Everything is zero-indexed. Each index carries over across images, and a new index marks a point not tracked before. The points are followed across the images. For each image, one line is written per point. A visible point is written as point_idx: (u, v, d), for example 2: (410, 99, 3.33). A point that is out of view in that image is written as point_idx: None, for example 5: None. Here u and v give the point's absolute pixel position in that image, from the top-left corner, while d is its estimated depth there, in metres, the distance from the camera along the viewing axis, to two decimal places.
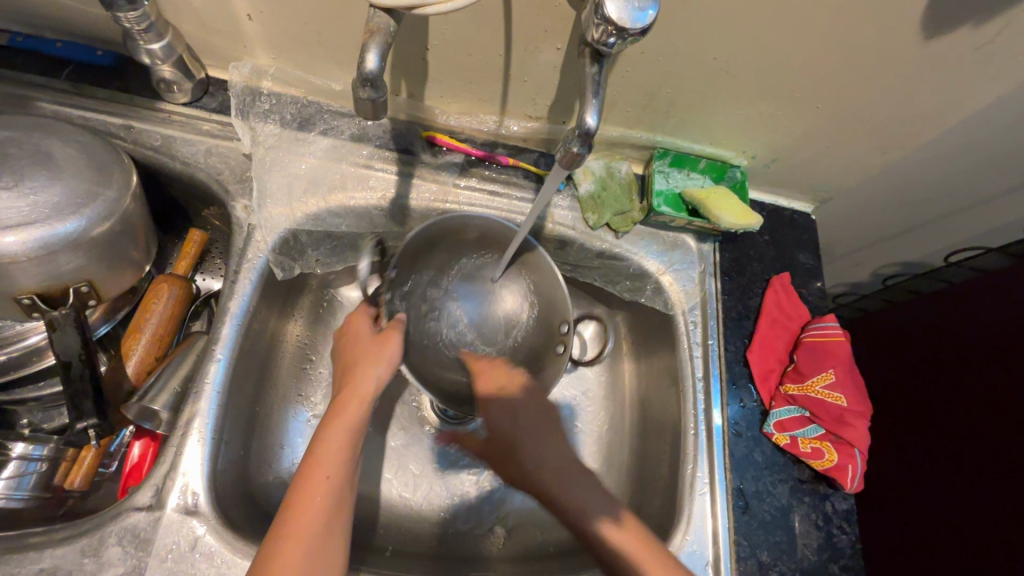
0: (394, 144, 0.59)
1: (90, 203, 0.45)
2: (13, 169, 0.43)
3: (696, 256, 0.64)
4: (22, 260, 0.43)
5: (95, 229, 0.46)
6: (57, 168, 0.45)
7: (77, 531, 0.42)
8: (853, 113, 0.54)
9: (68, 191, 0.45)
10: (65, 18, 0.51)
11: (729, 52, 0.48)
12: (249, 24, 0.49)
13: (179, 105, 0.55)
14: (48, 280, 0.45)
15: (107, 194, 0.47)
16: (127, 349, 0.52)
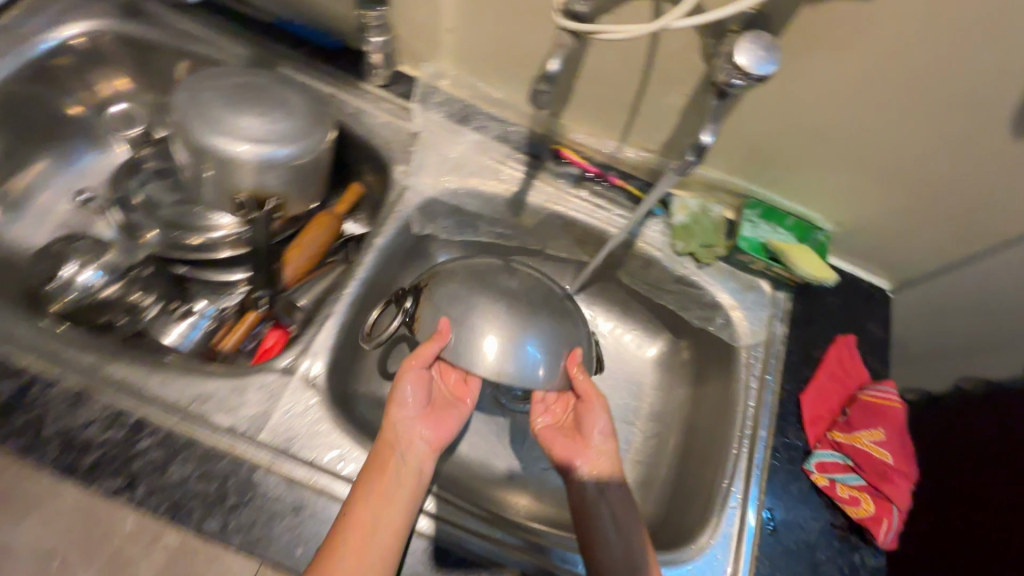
0: (528, 150, 0.71)
1: (304, 137, 0.60)
2: (264, 105, 0.59)
3: (768, 301, 0.70)
4: (253, 166, 0.58)
5: (301, 156, 0.60)
6: (291, 110, 0.60)
7: (232, 372, 0.54)
8: (943, 199, 0.60)
9: (293, 126, 0.60)
10: (319, 10, 0.68)
11: (833, 119, 0.56)
12: (447, 36, 0.64)
13: (375, 87, 0.70)
14: (260, 187, 0.60)
15: (317, 135, 0.61)
16: (288, 257, 0.64)
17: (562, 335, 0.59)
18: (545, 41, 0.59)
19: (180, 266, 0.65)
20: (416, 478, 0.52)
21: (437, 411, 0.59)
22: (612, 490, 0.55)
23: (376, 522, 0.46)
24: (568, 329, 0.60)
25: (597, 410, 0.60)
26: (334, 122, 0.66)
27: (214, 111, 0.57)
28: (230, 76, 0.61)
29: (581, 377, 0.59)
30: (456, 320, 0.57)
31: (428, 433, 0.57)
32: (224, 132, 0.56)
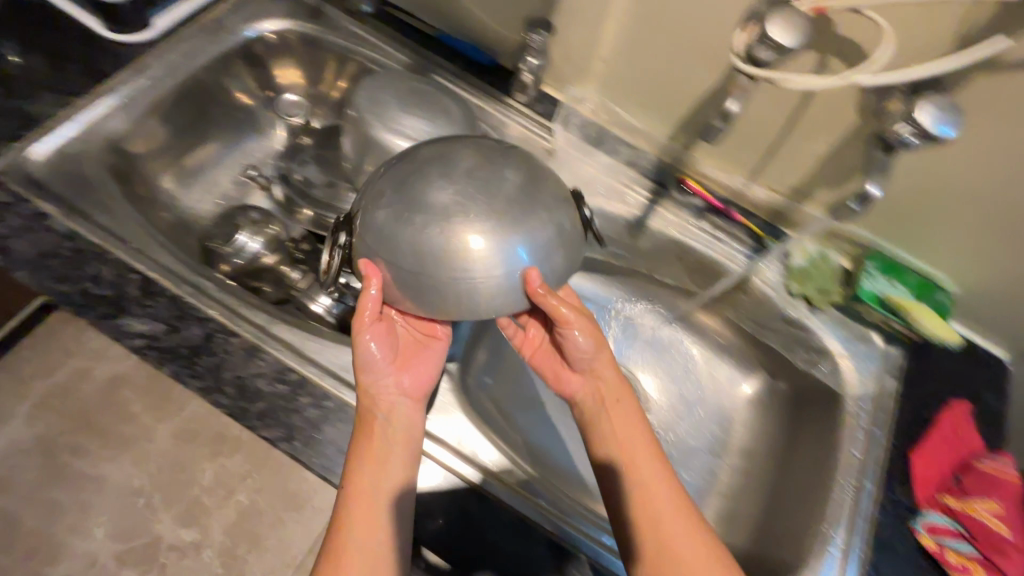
0: (654, 177, 0.73)
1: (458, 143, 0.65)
2: (427, 108, 0.65)
3: (879, 355, 0.69)
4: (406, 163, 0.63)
5: None
6: (450, 117, 0.65)
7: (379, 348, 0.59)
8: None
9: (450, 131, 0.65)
10: (480, 28, 0.74)
11: (984, 182, 0.57)
12: (599, 64, 0.68)
13: (518, 102, 0.75)
14: None
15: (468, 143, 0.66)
16: None
17: (539, 231, 0.45)
18: (698, 79, 0.63)
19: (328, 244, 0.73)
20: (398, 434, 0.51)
21: (404, 361, 0.56)
22: (640, 465, 0.51)
23: (376, 495, 0.48)
24: (546, 208, 0.45)
25: (571, 330, 0.53)
26: (481, 133, 0.72)
27: (385, 109, 0.63)
28: (402, 79, 0.67)
29: (529, 279, 0.45)
30: (395, 244, 0.44)
31: (394, 384, 0.54)
32: (390, 130, 0.62)
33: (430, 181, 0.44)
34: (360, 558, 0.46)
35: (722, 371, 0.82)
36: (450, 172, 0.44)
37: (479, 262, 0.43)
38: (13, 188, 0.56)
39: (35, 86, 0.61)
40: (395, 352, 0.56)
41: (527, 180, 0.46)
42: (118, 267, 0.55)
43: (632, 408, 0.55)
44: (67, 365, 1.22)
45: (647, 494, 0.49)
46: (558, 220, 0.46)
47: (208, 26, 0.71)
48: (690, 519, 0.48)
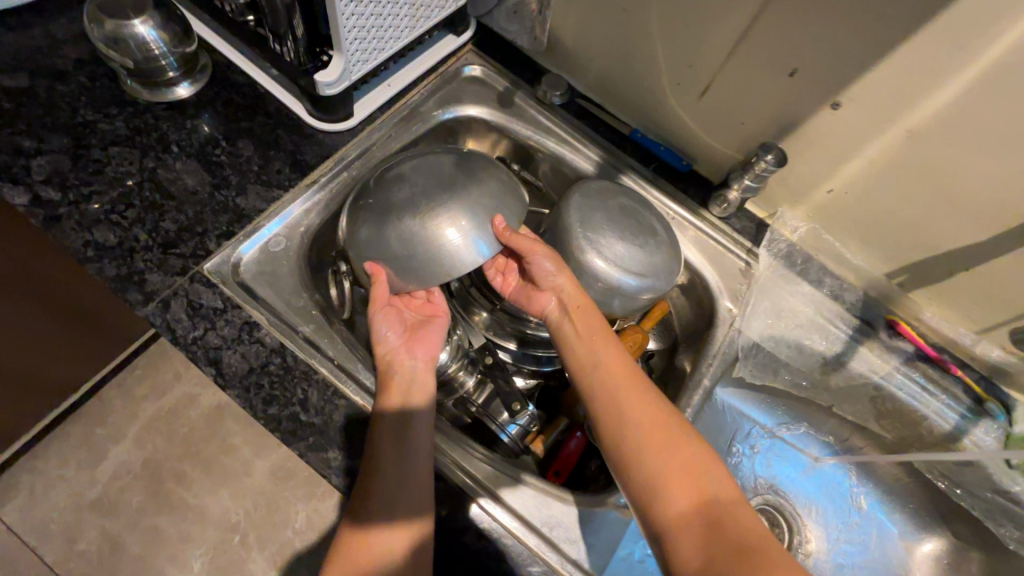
0: (860, 314, 0.67)
1: (657, 277, 0.59)
2: (631, 233, 0.60)
3: None
4: (614, 292, 0.59)
5: (646, 292, 0.59)
6: (654, 245, 0.60)
7: (587, 503, 0.55)
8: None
9: (653, 263, 0.60)
10: (684, 135, 0.69)
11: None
12: (824, 194, 0.62)
13: (713, 216, 0.69)
14: (615, 309, 0.61)
15: (666, 278, 0.60)
16: None
17: (462, 207, 0.53)
18: (953, 234, 0.56)
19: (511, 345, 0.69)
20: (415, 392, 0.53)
21: (400, 326, 0.59)
22: (599, 371, 0.54)
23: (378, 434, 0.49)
24: (477, 195, 0.54)
25: (539, 256, 0.57)
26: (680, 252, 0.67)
27: (599, 233, 0.59)
28: (613, 196, 0.63)
29: (512, 233, 0.54)
30: (398, 257, 0.53)
31: (397, 335, 0.57)
32: (605, 257, 0.59)
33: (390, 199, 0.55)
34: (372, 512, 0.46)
35: (892, 531, 0.74)
36: (403, 188, 0.55)
37: (457, 257, 0.52)
38: (226, 292, 0.54)
39: (244, 175, 0.60)
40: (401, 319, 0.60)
41: (456, 171, 0.55)
42: (324, 389, 0.52)
43: (616, 346, 0.56)
44: (176, 388, 1.23)
45: (620, 416, 0.51)
46: (503, 203, 0.55)
47: (404, 112, 0.68)
48: (676, 444, 0.49)
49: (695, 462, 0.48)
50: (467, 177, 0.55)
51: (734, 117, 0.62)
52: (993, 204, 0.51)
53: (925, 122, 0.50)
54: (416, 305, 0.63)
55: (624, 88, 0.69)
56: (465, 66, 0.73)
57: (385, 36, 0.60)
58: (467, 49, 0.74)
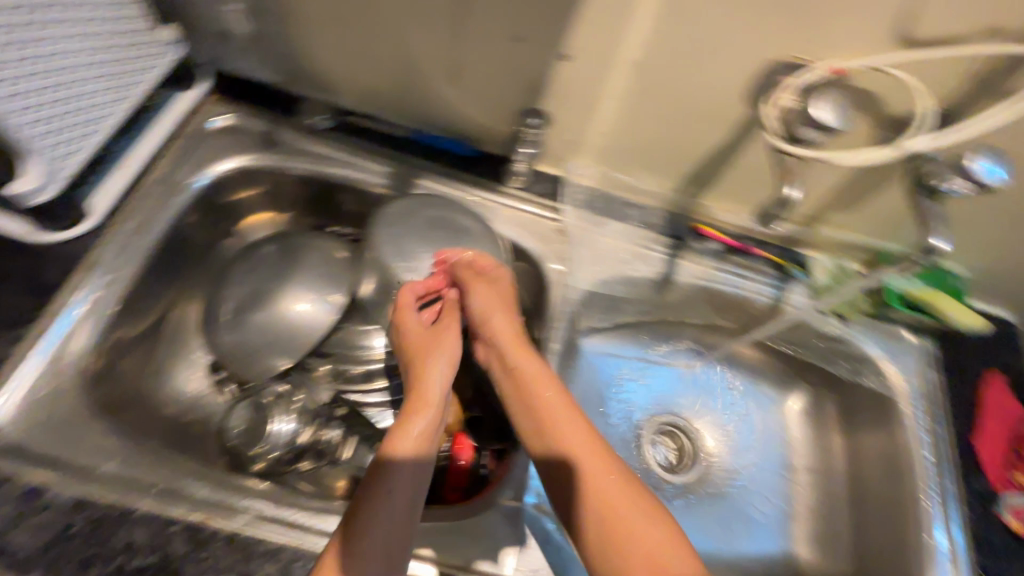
0: (669, 232, 0.72)
1: (487, 279, 0.59)
2: (455, 244, 0.60)
3: (917, 349, 0.72)
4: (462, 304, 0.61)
5: (479, 295, 0.59)
6: (478, 247, 0.61)
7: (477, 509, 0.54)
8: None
9: (480, 266, 0.60)
10: (459, 122, 0.69)
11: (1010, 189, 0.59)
12: (595, 137, 0.66)
13: (514, 188, 0.71)
14: (451, 313, 0.61)
15: (496, 278, 0.60)
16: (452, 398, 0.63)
17: (304, 281, 0.62)
18: (702, 137, 0.62)
19: (380, 384, 0.66)
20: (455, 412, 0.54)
21: (445, 338, 0.58)
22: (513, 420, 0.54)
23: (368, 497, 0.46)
24: (303, 267, 0.63)
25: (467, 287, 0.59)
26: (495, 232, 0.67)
27: (423, 262, 0.59)
28: (417, 212, 0.61)
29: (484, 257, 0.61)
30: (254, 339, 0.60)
31: (449, 369, 0.56)
32: None
33: (231, 295, 0.63)
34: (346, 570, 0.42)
35: (764, 410, 0.82)
36: (243, 279, 0.63)
37: (317, 325, 0.61)
38: None
39: None
40: (429, 331, 0.58)
41: (282, 251, 0.64)
42: (150, 524, 0.46)
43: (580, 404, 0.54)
44: None
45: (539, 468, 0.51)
46: (332, 263, 0.64)
47: (157, 191, 0.61)
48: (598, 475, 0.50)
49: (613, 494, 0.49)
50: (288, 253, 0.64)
51: (491, 91, 0.63)
52: (721, 106, 0.57)
53: (640, 55, 0.54)
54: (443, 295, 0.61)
55: (387, 92, 0.68)
56: (209, 120, 0.67)
57: (90, 119, 0.53)
58: (209, 102, 0.68)
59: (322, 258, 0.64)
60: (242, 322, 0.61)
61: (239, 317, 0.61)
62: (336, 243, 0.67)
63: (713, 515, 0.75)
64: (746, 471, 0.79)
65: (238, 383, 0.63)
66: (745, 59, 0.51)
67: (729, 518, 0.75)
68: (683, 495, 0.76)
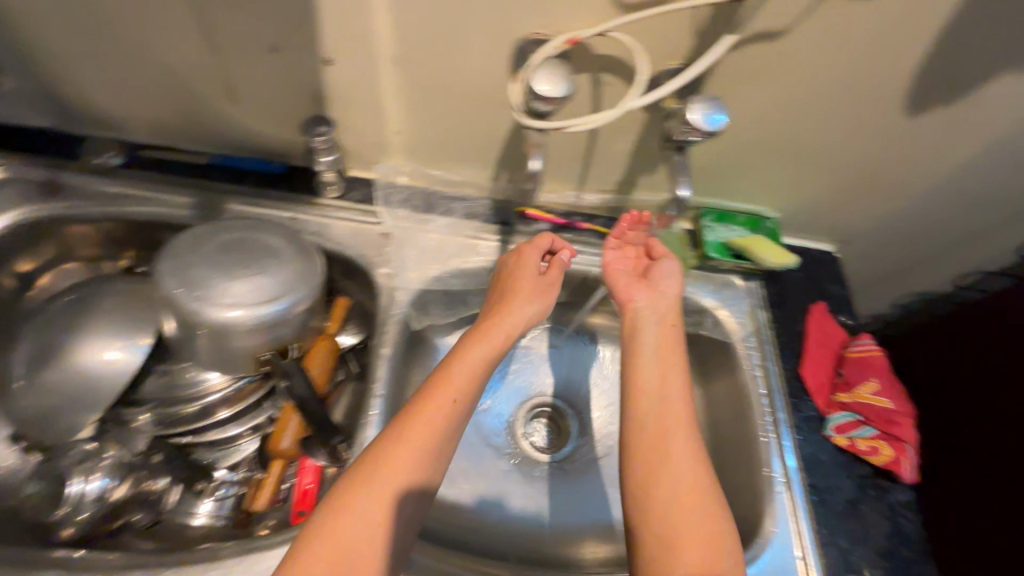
0: (496, 219, 0.73)
1: (300, 289, 0.60)
2: (257, 264, 0.59)
3: (745, 293, 0.76)
4: (278, 322, 0.59)
5: (296, 306, 0.60)
6: (282, 260, 0.60)
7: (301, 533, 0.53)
8: (893, 166, 0.66)
9: (289, 279, 0.59)
10: (258, 141, 0.67)
11: (781, 136, 0.62)
12: (395, 136, 0.66)
13: (331, 199, 0.70)
14: (269, 336, 0.60)
15: (310, 282, 0.61)
16: (284, 423, 0.61)
17: (105, 328, 0.59)
18: (491, 123, 0.62)
19: (225, 415, 0.64)
20: (459, 400, 0.54)
21: (549, 295, 0.63)
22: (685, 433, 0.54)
23: (367, 480, 0.48)
24: (101, 315, 0.60)
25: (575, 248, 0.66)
26: (313, 246, 0.66)
27: (218, 285, 0.56)
28: (211, 238, 0.59)
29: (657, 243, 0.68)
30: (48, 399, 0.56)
31: (536, 303, 0.62)
32: (244, 306, 0.56)
33: (24, 357, 0.58)
34: (332, 553, 0.44)
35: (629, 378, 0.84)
36: (36, 338, 0.59)
37: (124, 369, 0.58)
38: None
39: None
40: (542, 282, 0.63)
41: (77, 302, 0.61)
42: None
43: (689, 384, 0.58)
44: None
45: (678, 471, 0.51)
46: (137, 305, 0.61)
47: None
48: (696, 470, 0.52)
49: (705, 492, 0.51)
50: (84, 303, 0.61)
51: (273, 106, 0.61)
52: (493, 91, 0.58)
53: (394, 52, 0.55)
54: (612, 278, 0.65)
55: (174, 121, 0.65)
56: None
57: None
58: None
59: (127, 301, 0.61)
60: (38, 382, 0.57)
61: (34, 377, 0.57)
62: (142, 283, 0.64)
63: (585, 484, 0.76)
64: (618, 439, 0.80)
65: (39, 450, 0.58)
66: (492, 43, 0.53)
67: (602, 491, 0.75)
68: (551, 477, 0.75)
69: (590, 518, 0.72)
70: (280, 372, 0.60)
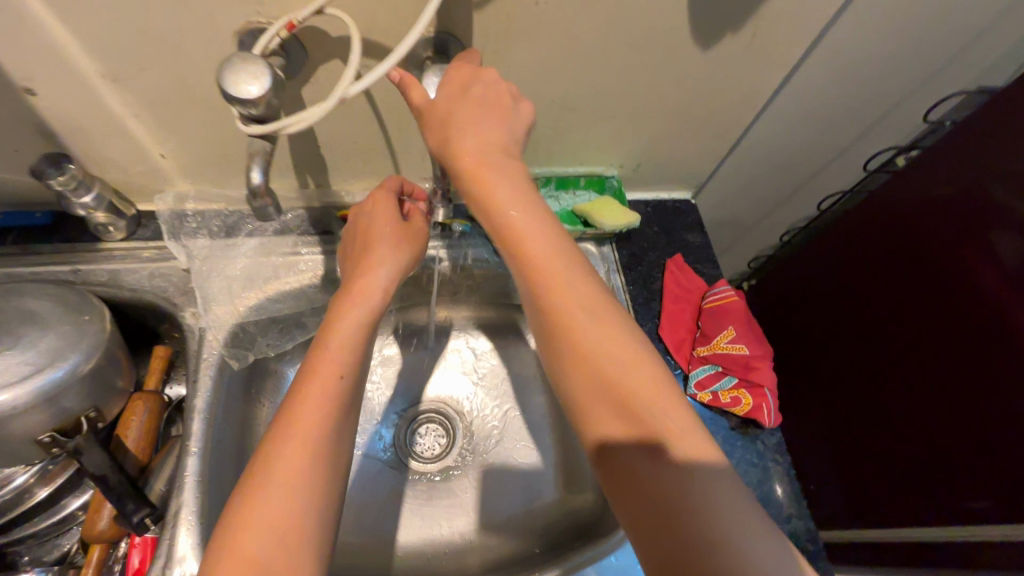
0: (315, 229, 0.67)
1: (81, 342, 0.53)
2: (10, 333, 0.51)
3: (600, 259, 0.72)
4: (50, 397, 0.51)
5: (84, 365, 0.53)
6: (44, 321, 0.53)
7: None
8: (711, 102, 0.63)
9: (61, 337, 0.52)
10: (8, 193, 0.58)
11: (580, 90, 0.57)
12: (163, 160, 0.58)
13: (117, 241, 0.62)
14: (57, 415, 0.52)
15: (92, 332, 0.55)
16: (97, 508, 0.55)
17: None
18: None
19: (43, 495, 0.59)
20: (344, 375, 0.47)
21: (410, 245, 0.55)
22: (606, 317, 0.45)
23: (271, 471, 0.40)
24: None
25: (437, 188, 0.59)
26: (97, 296, 0.59)
27: None
28: None
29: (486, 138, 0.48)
30: None
31: (391, 255, 0.53)
32: (11, 385, 0.48)
33: None
34: (238, 566, 0.36)
35: (509, 367, 0.80)
36: None
37: None
38: None
39: None
40: (408, 229, 0.56)
41: None
42: None
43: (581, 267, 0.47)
44: None
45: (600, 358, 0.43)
46: None
47: None
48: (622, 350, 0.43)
49: (633, 368, 0.42)
50: None
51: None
52: None
53: (100, 68, 0.47)
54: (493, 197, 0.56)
55: None
56: None
57: None
58: None
59: None
60: None
61: None
62: None
63: (472, 487, 0.72)
64: (505, 434, 0.76)
65: None
66: (208, 42, 0.46)
67: (488, 493, 0.72)
68: (435, 487, 0.73)
69: (477, 520, 0.70)
70: (70, 453, 0.52)
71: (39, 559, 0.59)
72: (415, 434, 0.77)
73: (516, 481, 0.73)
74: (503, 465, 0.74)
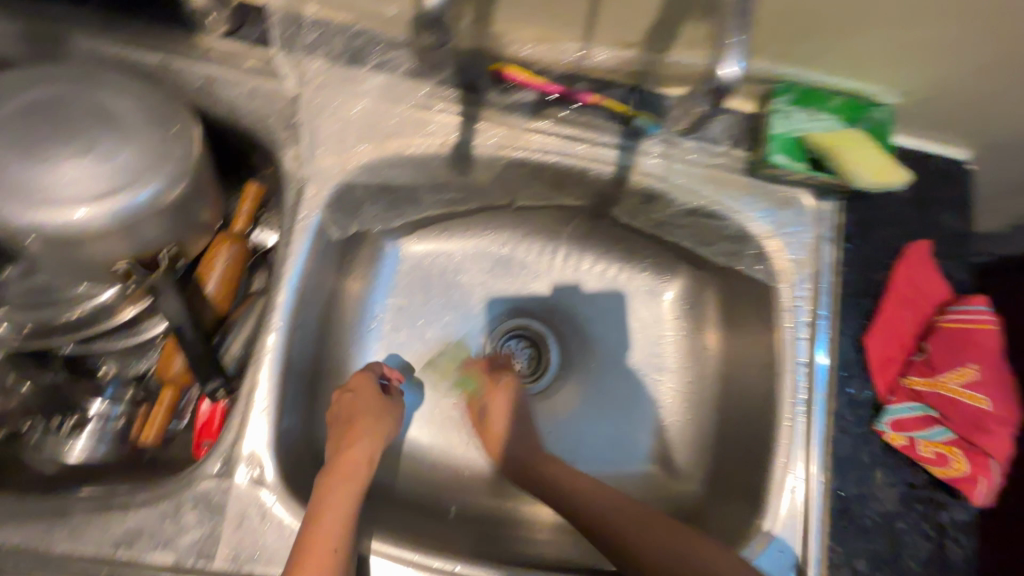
0: (457, 81, 0.50)
1: (166, 164, 0.43)
2: (88, 132, 0.41)
3: (812, 217, 0.53)
4: (128, 226, 0.42)
5: (167, 195, 0.43)
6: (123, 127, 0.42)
7: (160, 494, 0.43)
8: None
9: (144, 153, 0.42)
10: None
11: None
12: None
13: (218, 37, 0.49)
14: (138, 245, 0.44)
15: (178, 151, 0.43)
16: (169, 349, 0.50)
17: None
18: None
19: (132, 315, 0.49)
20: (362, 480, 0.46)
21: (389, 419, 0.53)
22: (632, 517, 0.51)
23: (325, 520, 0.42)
24: None
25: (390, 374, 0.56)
26: (188, 104, 0.47)
27: (28, 173, 0.39)
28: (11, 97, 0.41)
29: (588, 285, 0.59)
30: None
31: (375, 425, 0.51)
32: (90, 201, 0.40)
33: None
34: None
35: (635, 306, 0.64)
36: None
37: None
38: None
39: None
40: (384, 403, 0.54)
41: None
42: None
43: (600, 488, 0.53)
44: None
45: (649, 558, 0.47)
46: None
47: None
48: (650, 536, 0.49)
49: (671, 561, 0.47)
50: None
51: None
52: None
53: None
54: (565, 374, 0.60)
55: None
56: None
57: None
58: None
59: None
60: None
61: None
62: None
63: (552, 432, 0.62)
64: (606, 383, 0.63)
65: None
66: None
67: (566, 441, 0.62)
68: None
69: None
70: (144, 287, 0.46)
71: (117, 375, 0.53)
72: (498, 346, 0.64)
73: (606, 439, 0.61)
74: (589, 419, 0.62)
